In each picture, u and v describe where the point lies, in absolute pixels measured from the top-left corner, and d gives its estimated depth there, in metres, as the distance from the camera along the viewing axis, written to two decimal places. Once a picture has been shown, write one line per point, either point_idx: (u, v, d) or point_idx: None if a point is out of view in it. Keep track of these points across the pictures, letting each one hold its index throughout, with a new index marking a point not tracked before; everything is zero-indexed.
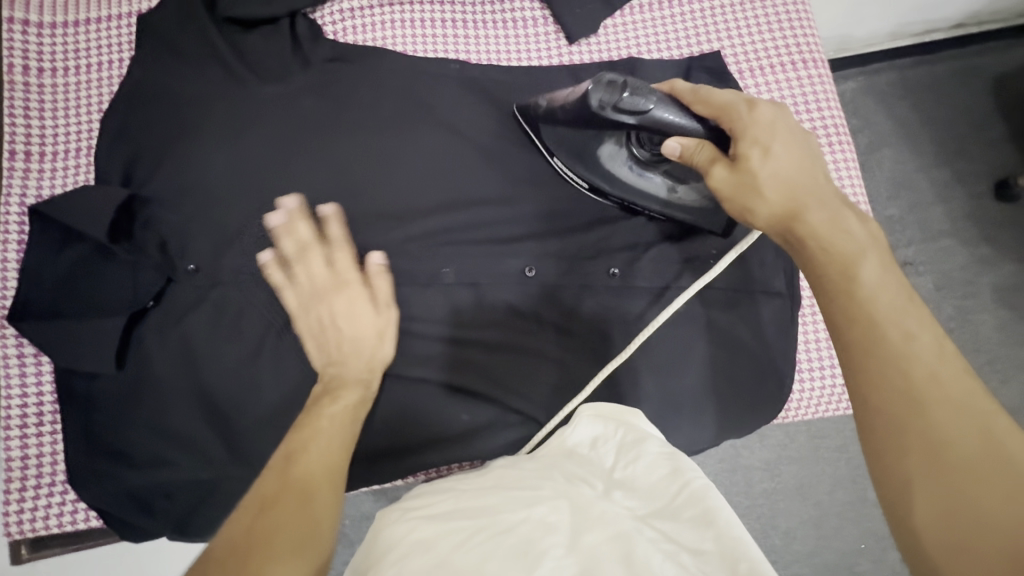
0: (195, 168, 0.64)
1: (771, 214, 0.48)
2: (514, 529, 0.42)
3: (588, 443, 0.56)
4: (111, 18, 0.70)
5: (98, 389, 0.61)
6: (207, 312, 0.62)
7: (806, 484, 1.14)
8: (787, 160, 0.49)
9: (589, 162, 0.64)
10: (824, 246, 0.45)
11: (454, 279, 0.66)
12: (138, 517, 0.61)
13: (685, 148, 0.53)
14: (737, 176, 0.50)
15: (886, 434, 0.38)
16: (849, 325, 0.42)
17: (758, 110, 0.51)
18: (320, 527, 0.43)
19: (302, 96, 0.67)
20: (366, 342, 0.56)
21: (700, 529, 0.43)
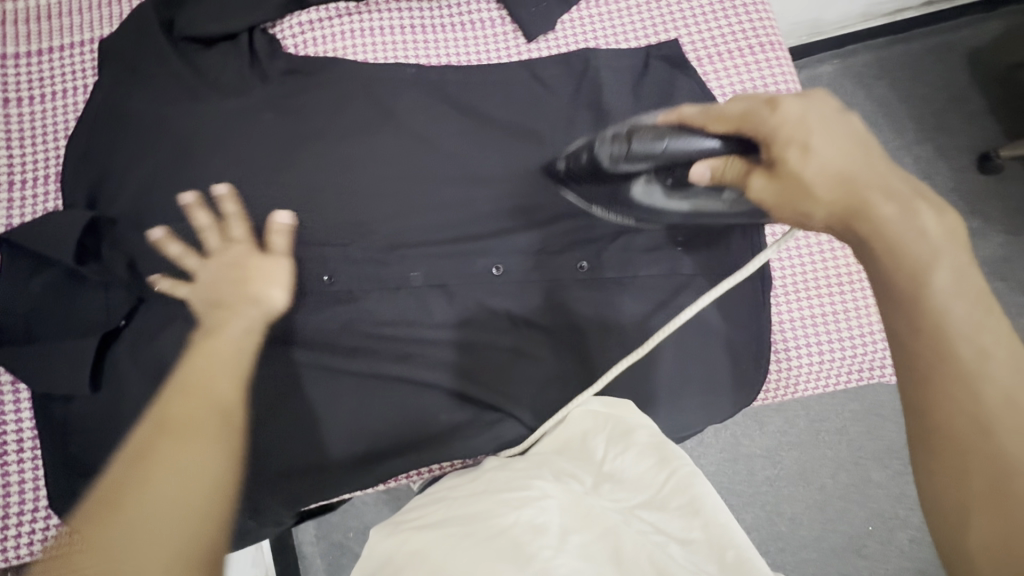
0: (163, 188, 0.65)
1: (826, 213, 0.44)
2: (503, 533, 0.43)
3: (577, 438, 0.56)
4: (74, 45, 0.71)
5: (75, 413, 0.61)
6: (178, 328, 0.63)
7: (808, 468, 1.14)
8: (834, 152, 0.44)
9: (625, 203, 0.60)
10: (888, 246, 0.41)
11: (423, 282, 0.66)
12: None
13: (715, 168, 0.49)
14: (779, 183, 0.46)
15: (953, 449, 0.36)
16: (918, 339, 0.38)
17: (780, 108, 0.46)
18: (191, 486, 0.41)
19: (265, 111, 0.68)
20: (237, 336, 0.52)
21: (687, 518, 0.45)
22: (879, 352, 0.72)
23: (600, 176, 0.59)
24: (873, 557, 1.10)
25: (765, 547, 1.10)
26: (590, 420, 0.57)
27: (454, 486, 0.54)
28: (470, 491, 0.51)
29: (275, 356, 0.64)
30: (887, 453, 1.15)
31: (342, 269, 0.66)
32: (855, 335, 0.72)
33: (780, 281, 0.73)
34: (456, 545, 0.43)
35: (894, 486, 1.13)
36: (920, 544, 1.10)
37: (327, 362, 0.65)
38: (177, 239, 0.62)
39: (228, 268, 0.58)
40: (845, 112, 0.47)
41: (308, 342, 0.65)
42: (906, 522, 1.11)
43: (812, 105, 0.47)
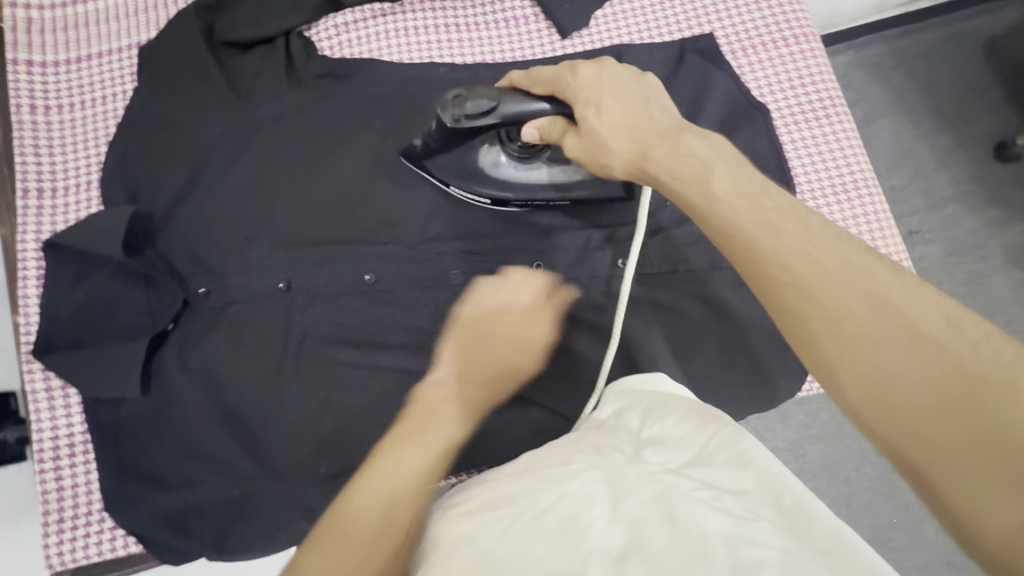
0: (210, 194, 0.67)
1: (624, 160, 0.52)
2: (552, 508, 0.40)
3: (614, 415, 0.55)
4: (112, 51, 0.71)
5: (126, 416, 0.62)
6: (225, 332, 0.65)
7: (833, 461, 1.14)
8: (617, 107, 0.53)
9: (476, 178, 0.65)
10: (678, 185, 0.50)
11: (463, 279, 0.68)
12: (175, 538, 0.61)
13: (541, 129, 0.57)
14: (584, 140, 0.54)
15: (843, 368, 0.40)
16: (766, 278, 0.44)
17: (579, 73, 0.54)
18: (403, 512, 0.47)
19: (303, 115, 0.69)
20: (444, 414, 0.55)
21: (738, 473, 0.42)
22: None
23: (450, 141, 0.59)
24: (900, 549, 1.10)
25: None
26: (623, 402, 0.56)
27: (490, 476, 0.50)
28: (509, 473, 0.49)
29: (320, 357, 0.65)
30: None
31: (383, 268, 0.67)
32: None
33: None
34: (505, 528, 0.40)
35: None
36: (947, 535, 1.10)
37: (370, 361, 0.65)
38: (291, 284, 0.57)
39: None
40: (634, 71, 0.56)
41: (351, 341, 0.66)
42: None
43: (608, 70, 0.56)
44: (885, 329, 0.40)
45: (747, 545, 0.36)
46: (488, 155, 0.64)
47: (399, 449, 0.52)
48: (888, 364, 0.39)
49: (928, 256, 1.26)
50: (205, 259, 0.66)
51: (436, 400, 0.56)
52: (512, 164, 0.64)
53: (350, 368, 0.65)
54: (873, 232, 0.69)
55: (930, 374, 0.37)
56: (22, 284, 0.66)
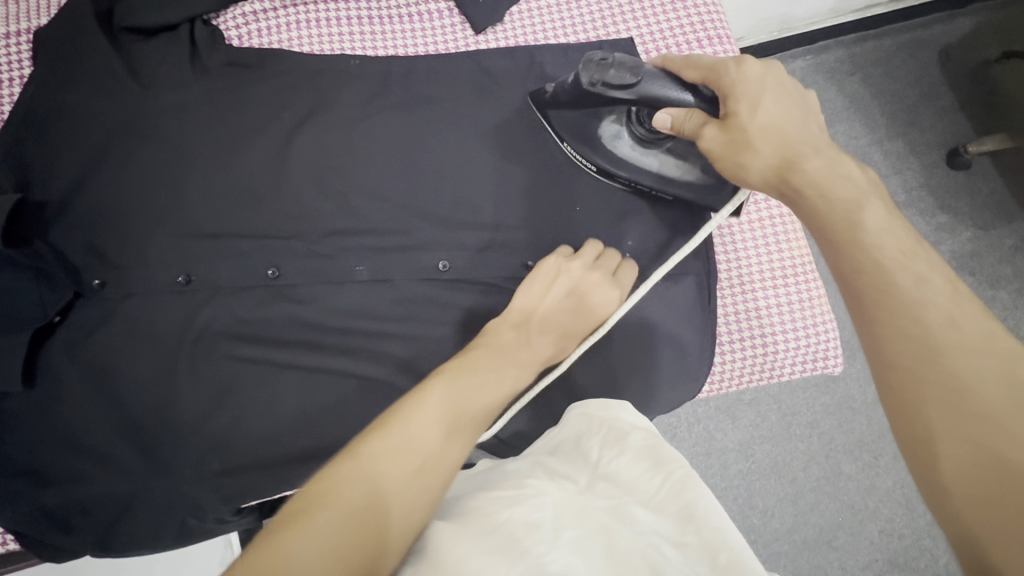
0: (106, 185, 0.65)
1: (765, 166, 0.50)
2: (499, 527, 0.41)
3: (573, 440, 0.54)
4: (8, 35, 0.69)
5: (8, 410, 0.60)
6: (119, 326, 0.63)
7: (780, 462, 1.15)
8: (775, 110, 0.51)
9: (591, 142, 0.65)
10: (821, 202, 0.47)
11: (369, 277, 0.66)
12: (56, 535, 0.59)
13: (675, 118, 0.55)
14: (728, 135, 0.51)
15: (938, 430, 0.37)
16: (865, 287, 0.43)
17: (745, 65, 0.53)
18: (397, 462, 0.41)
19: (207, 106, 0.67)
20: (525, 362, 0.55)
21: (682, 523, 0.42)
22: (826, 343, 0.73)
23: (580, 101, 0.62)
24: (843, 548, 1.11)
25: None
26: (586, 425, 0.55)
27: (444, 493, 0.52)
28: (466, 490, 0.51)
29: (217, 353, 0.64)
30: (859, 445, 1.16)
31: (285, 261, 0.66)
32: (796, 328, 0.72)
33: (727, 275, 0.73)
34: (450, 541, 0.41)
35: (864, 479, 1.14)
36: (890, 535, 1.12)
37: (272, 358, 0.64)
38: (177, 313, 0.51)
39: None
40: (800, 87, 0.54)
41: (253, 338, 0.65)
42: (875, 513, 1.13)
43: (772, 71, 0.52)
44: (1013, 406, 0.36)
45: None
46: (613, 126, 0.64)
47: (417, 405, 0.45)
48: (1001, 444, 0.36)
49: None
50: (102, 250, 0.64)
51: (462, 363, 0.51)
52: (631, 143, 0.63)
53: (249, 365, 0.64)
54: None
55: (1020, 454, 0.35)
56: None
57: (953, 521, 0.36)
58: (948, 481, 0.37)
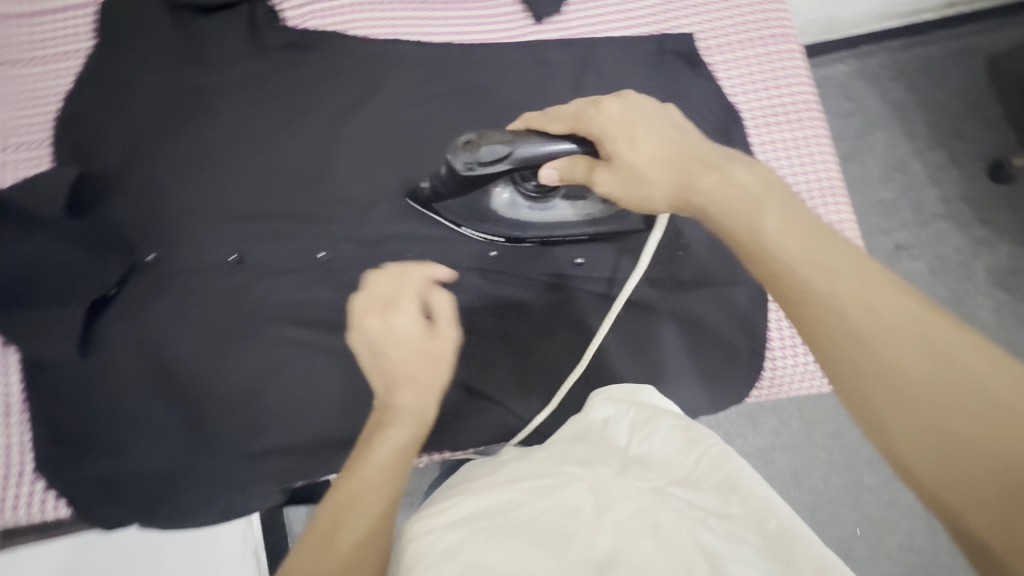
0: (159, 160, 0.65)
1: (665, 196, 0.47)
2: (538, 519, 0.40)
3: (599, 424, 0.53)
4: (71, 8, 0.69)
5: (63, 380, 0.61)
6: (171, 302, 0.64)
7: (801, 470, 1.13)
8: (651, 142, 0.48)
9: (490, 215, 0.64)
10: (722, 214, 0.44)
11: (416, 263, 0.66)
12: (106, 504, 0.60)
13: (562, 170, 0.52)
14: (619, 176, 0.49)
15: (898, 425, 0.36)
16: (777, 288, 0.41)
17: (604, 106, 0.50)
18: (338, 538, 0.41)
19: (262, 85, 0.67)
20: (417, 371, 0.45)
21: (724, 497, 0.41)
22: None
23: (463, 186, 0.58)
24: (862, 561, 1.10)
25: None
26: (610, 406, 0.55)
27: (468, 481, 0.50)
28: (491, 474, 0.49)
29: (264, 332, 0.64)
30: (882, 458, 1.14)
31: (334, 245, 0.65)
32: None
33: None
34: (486, 537, 0.39)
35: (885, 492, 1.12)
36: (910, 550, 1.10)
37: (318, 340, 0.65)
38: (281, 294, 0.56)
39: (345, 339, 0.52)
40: (657, 101, 0.51)
41: (299, 320, 0.65)
42: (896, 527, 1.11)
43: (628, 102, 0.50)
44: (946, 380, 0.35)
45: (732, 565, 0.36)
46: (503, 198, 0.63)
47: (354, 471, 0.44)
48: (967, 438, 0.34)
49: (910, 272, 1.25)
50: (156, 226, 0.65)
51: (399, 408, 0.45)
52: (526, 206, 0.64)
53: (296, 346, 0.64)
54: None
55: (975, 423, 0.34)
56: None
57: (944, 512, 0.34)
58: (925, 474, 0.35)
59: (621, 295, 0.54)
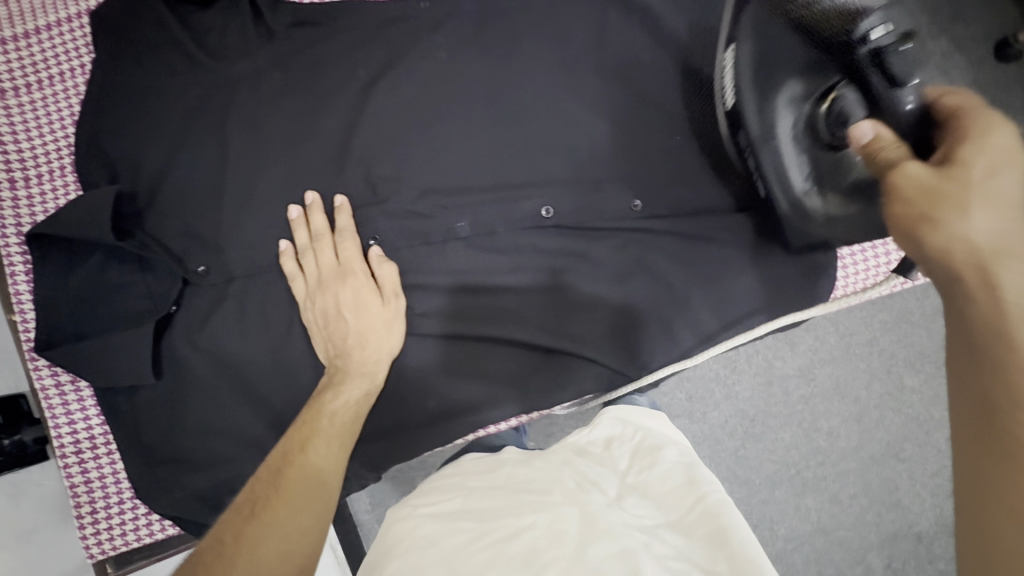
0: (187, 168, 0.63)
1: (949, 239, 0.39)
2: (518, 537, 0.54)
3: (603, 441, 0.70)
4: (61, 21, 0.65)
5: (142, 403, 0.60)
6: (232, 309, 0.62)
7: (842, 382, 1.13)
8: (1012, 186, 0.39)
9: (768, 92, 0.52)
10: (995, 302, 0.37)
11: (469, 231, 0.63)
12: (211, 515, 0.61)
13: (879, 137, 0.45)
14: (939, 179, 0.40)
15: (1015, 501, 0.35)
16: (988, 354, 0.37)
17: (999, 129, 0.41)
18: (277, 467, 0.56)
19: (278, 70, 0.65)
20: (376, 332, 0.62)
21: (715, 550, 0.52)
22: None
23: (821, 40, 0.49)
24: (910, 460, 1.12)
25: (806, 463, 1.11)
26: (618, 428, 0.71)
27: (471, 474, 0.66)
28: (505, 483, 0.62)
29: None
30: (921, 358, 1.15)
31: (382, 224, 0.64)
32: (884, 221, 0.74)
33: None
34: (467, 543, 0.54)
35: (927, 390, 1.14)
36: None
37: None
38: (302, 228, 0.62)
39: (339, 291, 0.62)
40: None
41: None
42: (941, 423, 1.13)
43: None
44: None
45: None
46: (801, 87, 0.51)
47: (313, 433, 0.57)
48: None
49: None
50: (200, 235, 0.63)
51: (353, 373, 0.60)
52: (795, 120, 0.52)
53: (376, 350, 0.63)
54: None
55: None
56: (12, 280, 0.63)
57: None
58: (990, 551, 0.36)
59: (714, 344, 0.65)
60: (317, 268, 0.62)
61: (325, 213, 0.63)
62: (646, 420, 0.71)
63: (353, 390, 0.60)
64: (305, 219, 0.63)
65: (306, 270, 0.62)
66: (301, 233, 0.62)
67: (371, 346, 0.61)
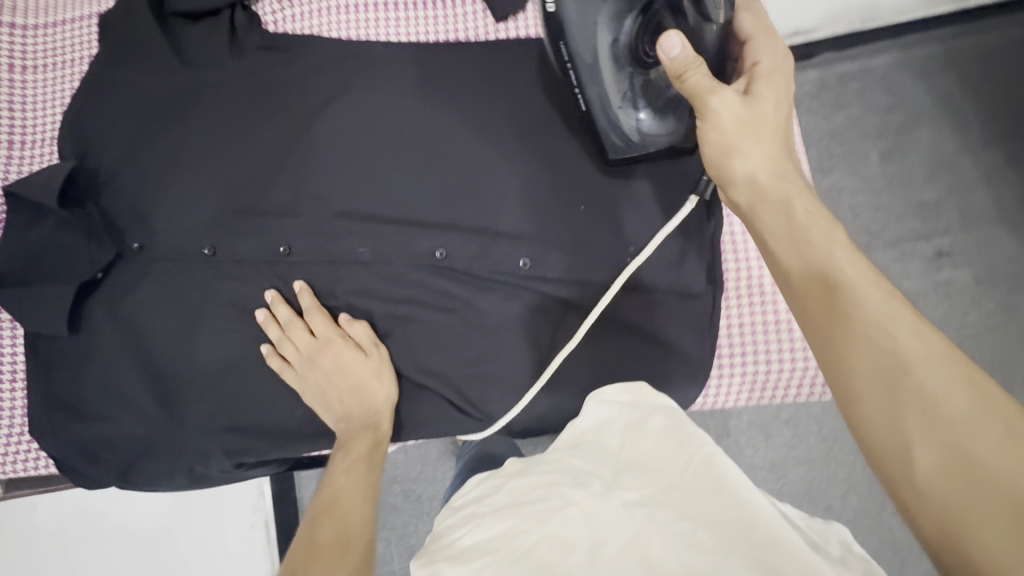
0: (145, 155, 0.71)
1: (750, 172, 0.53)
2: (532, 552, 0.42)
3: (594, 427, 0.54)
4: (79, 17, 0.76)
5: (57, 351, 0.69)
6: (151, 287, 0.69)
7: (816, 487, 1.06)
8: (772, 106, 0.55)
9: (591, 11, 0.58)
10: (832, 292, 0.46)
11: (371, 258, 0.68)
12: (86, 464, 0.68)
13: (684, 53, 0.53)
14: (743, 109, 0.54)
15: (870, 406, 0.41)
16: (841, 347, 0.44)
17: (764, 61, 0.57)
18: (319, 517, 0.61)
19: (239, 85, 0.72)
20: (369, 385, 0.67)
21: (714, 501, 0.41)
22: None
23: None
24: None
25: None
26: (607, 408, 0.56)
27: (484, 495, 0.53)
28: (496, 504, 0.50)
29: (230, 321, 0.69)
30: None
31: (297, 239, 0.69)
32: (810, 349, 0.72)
33: (734, 286, 0.72)
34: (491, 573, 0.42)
35: None
36: None
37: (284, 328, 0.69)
38: (274, 321, 0.69)
39: (331, 365, 0.67)
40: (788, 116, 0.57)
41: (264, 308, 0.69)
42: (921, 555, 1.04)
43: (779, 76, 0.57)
44: (954, 475, 0.36)
45: None
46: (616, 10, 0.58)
47: (335, 475, 0.64)
48: (959, 432, 0.37)
49: (953, 281, 1.17)
50: (141, 217, 0.70)
51: (352, 433, 0.67)
52: (611, 42, 0.59)
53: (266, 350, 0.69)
54: None
55: (992, 514, 0.34)
56: None
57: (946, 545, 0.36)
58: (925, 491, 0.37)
59: (608, 291, 0.62)
60: (297, 351, 0.67)
61: (287, 304, 0.69)
62: (642, 394, 0.56)
63: (358, 439, 0.66)
64: (271, 317, 0.69)
65: (287, 355, 0.67)
66: (271, 328, 0.68)
67: (370, 412, 0.67)
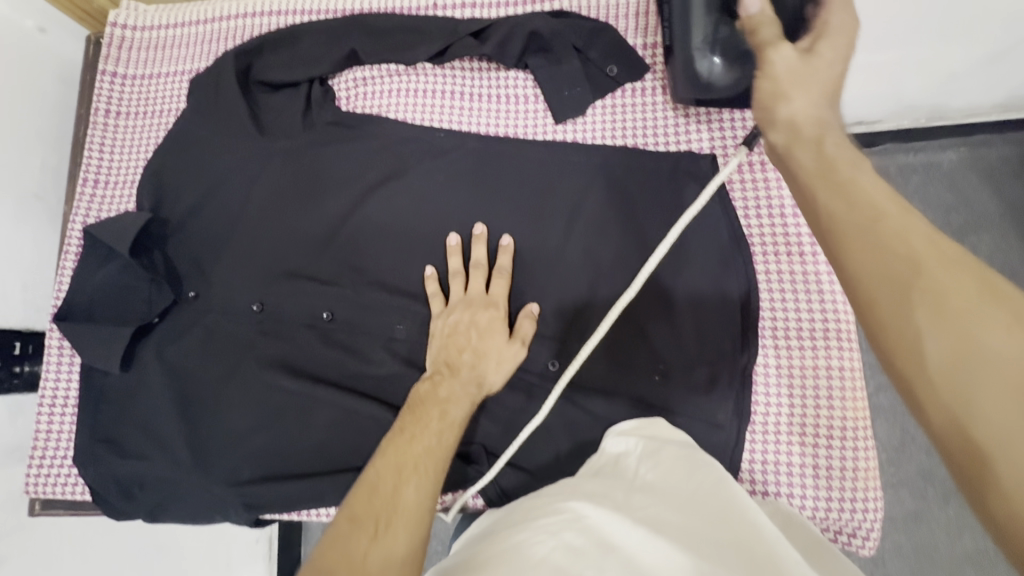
0: (214, 209, 0.76)
1: (790, 117, 0.44)
2: (542, 560, 0.42)
3: (611, 461, 0.59)
4: (174, 74, 0.83)
5: (109, 386, 0.74)
6: (199, 337, 0.73)
7: None
8: (836, 65, 0.46)
9: None
10: (846, 208, 0.38)
11: (408, 336, 0.71)
12: (118, 499, 0.72)
13: (759, 11, 0.49)
14: (801, 64, 0.45)
15: (884, 313, 0.34)
16: (859, 259, 0.36)
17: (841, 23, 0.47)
18: (384, 477, 0.53)
19: (304, 153, 0.76)
20: (488, 366, 0.65)
21: (723, 524, 0.45)
22: (858, 522, 0.66)
23: None
24: None
25: None
26: (624, 443, 0.60)
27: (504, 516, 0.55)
28: (509, 522, 0.51)
29: (264, 378, 0.72)
30: None
31: (340, 308, 0.72)
32: (841, 509, 0.66)
33: (760, 421, 0.68)
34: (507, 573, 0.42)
35: None
36: None
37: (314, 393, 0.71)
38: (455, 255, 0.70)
39: (474, 325, 0.66)
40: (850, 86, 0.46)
41: (299, 371, 0.72)
42: None
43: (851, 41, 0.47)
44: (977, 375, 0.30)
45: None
46: None
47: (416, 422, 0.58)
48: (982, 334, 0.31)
49: None
50: (202, 268, 0.75)
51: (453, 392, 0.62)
52: None
53: (296, 411, 0.72)
54: (829, 392, 0.68)
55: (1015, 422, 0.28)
56: (64, 255, 0.79)
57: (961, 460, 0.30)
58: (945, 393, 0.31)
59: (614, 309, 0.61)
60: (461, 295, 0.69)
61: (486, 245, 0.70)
62: (654, 430, 0.61)
63: (459, 408, 0.61)
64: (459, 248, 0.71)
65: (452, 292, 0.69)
66: (453, 258, 0.70)
67: (481, 378, 0.64)
